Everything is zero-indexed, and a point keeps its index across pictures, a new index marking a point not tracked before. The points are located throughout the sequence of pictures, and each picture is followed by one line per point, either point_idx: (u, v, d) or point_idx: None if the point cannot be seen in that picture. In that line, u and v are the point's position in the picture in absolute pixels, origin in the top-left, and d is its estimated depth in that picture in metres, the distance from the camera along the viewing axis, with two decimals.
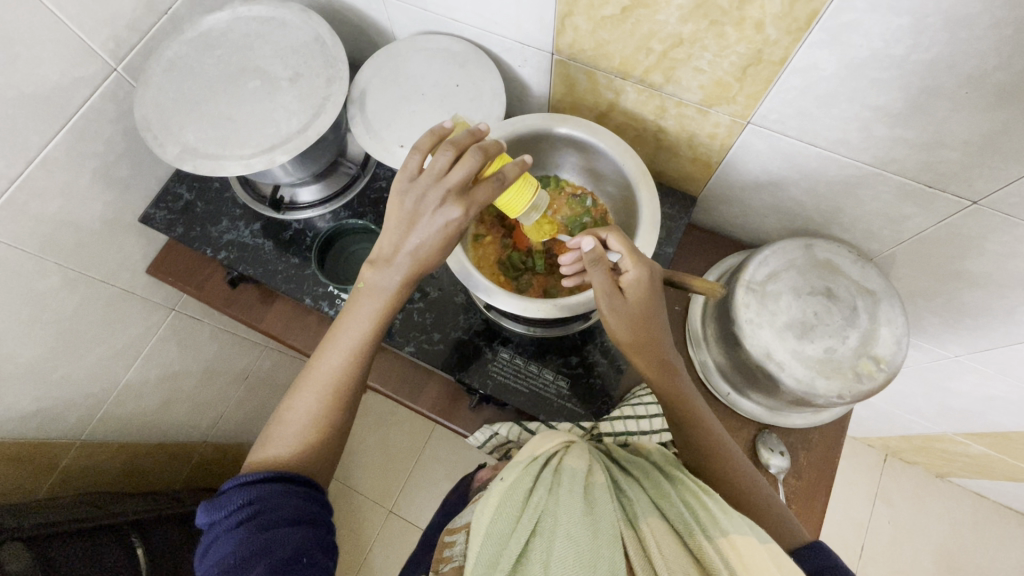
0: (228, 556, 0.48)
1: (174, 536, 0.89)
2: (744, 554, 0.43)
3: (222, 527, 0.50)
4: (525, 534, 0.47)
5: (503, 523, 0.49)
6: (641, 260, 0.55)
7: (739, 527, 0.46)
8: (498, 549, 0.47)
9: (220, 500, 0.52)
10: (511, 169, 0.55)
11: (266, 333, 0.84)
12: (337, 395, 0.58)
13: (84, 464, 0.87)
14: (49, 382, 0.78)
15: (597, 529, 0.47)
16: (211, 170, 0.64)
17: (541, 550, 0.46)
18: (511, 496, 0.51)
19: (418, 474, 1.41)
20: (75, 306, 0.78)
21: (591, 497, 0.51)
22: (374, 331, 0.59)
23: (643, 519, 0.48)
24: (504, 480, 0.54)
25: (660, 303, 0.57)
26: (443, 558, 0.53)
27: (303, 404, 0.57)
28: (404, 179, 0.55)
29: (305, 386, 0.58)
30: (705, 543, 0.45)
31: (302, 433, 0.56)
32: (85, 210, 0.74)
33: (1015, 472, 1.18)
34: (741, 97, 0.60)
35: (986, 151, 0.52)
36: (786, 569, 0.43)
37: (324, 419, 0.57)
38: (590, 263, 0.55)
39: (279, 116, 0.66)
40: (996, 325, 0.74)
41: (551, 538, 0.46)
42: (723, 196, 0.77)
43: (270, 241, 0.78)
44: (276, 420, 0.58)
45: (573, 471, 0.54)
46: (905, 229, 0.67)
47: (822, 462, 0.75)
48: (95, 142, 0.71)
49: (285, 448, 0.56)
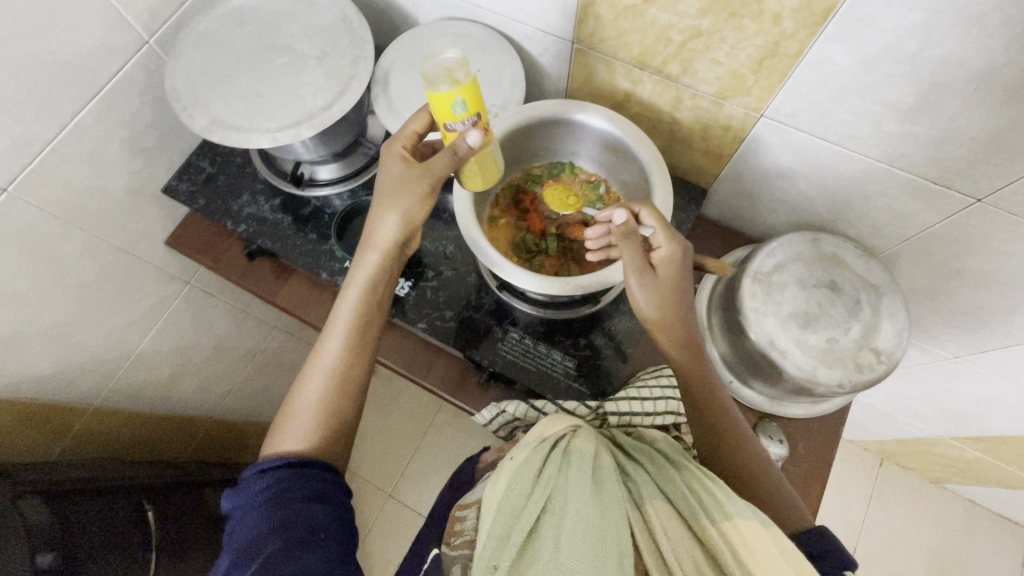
0: (250, 534, 0.50)
1: (182, 503, 0.91)
2: (747, 538, 0.45)
3: (246, 509, 0.52)
4: (535, 511, 0.49)
5: (514, 501, 0.50)
6: (674, 237, 0.59)
7: (741, 510, 0.47)
8: (509, 525, 0.48)
9: (244, 484, 0.54)
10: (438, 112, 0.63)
11: (281, 307, 0.85)
12: (343, 372, 0.59)
13: (97, 429, 0.89)
14: (68, 346, 0.80)
15: (606, 509, 0.48)
16: (237, 142, 0.65)
17: (551, 527, 0.47)
18: (521, 474, 0.53)
19: (419, 459, 1.43)
20: (97, 272, 0.80)
21: (599, 478, 0.52)
22: (369, 301, 0.62)
23: (650, 502, 0.50)
24: (514, 459, 0.55)
25: (688, 281, 0.59)
26: (455, 531, 0.57)
27: (312, 388, 0.59)
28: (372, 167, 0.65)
29: (312, 372, 0.60)
30: (709, 525, 0.46)
31: (313, 412, 0.58)
32: (111, 178, 0.76)
33: (1010, 479, 1.20)
34: (756, 90, 0.62)
35: (992, 149, 0.54)
36: (788, 555, 0.45)
37: (332, 395, 0.59)
38: (622, 236, 0.59)
39: (305, 92, 0.68)
40: (996, 325, 0.76)
41: (561, 515, 0.47)
42: (733, 189, 0.79)
43: (289, 216, 0.80)
44: (285, 414, 0.59)
45: (582, 453, 0.54)
46: (910, 226, 0.68)
47: (820, 453, 0.77)
48: (125, 112, 0.73)
49: (297, 434, 0.57)
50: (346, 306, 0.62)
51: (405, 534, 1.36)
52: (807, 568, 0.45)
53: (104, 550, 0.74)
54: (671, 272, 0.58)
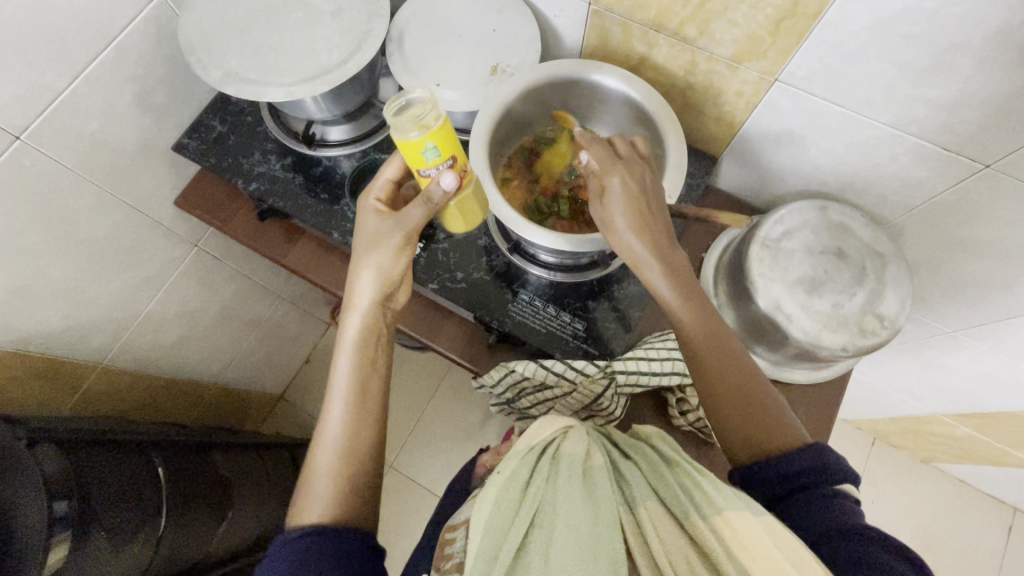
0: None
1: (190, 462, 0.92)
2: (736, 530, 0.44)
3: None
4: (523, 525, 0.49)
5: (503, 515, 0.50)
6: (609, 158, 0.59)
7: (730, 503, 0.46)
8: (498, 541, 0.48)
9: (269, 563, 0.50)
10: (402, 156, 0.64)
11: (290, 269, 0.86)
12: (352, 430, 0.56)
13: (104, 387, 0.89)
14: (78, 303, 0.80)
15: (597, 514, 0.48)
16: (252, 95, 0.65)
17: (540, 541, 0.47)
18: (509, 487, 0.52)
19: (420, 432, 1.44)
20: (107, 229, 0.80)
21: (590, 481, 0.52)
22: (361, 350, 0.59)
23: (642, 502, 0.49)
24: (501, 472, 0.55)
25: (658, 206, 0.58)
26: (444, 555, 0.53)
27: (324, 460, 0.56)
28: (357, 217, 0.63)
29: (320, 443, 0.57)
30: (699, 521, 0.46)
31: (329, 486, 0.54)
32: (122, 132, 0.75)
33: (999, 457, 1.22)
34: (772, 53, 0.62)
35: (1004, 111, 0.55)
36: (780, 539, 0.43)
37: (349, 460, 0.55)
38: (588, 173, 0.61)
39: (321, 48, 0.68)
40: (995, 297, 0.77)
41: (550, 527, 0.48)
42: (744, 158, 0.79)
43: (301, 175, 0.80)
44: (299, 492, 0.55)
45: (570, 457, 0.54)
46: (917, 195, 0.69)
47: (822, 418, 0.78)
48: (136, 64, 0.73)
49: (319, 507, 0.53)
50: (340, 369, 0.59)
51: (405, 504, 1.38)
52: (804, 556, 0.42)
53: (116, 501, 0.75)
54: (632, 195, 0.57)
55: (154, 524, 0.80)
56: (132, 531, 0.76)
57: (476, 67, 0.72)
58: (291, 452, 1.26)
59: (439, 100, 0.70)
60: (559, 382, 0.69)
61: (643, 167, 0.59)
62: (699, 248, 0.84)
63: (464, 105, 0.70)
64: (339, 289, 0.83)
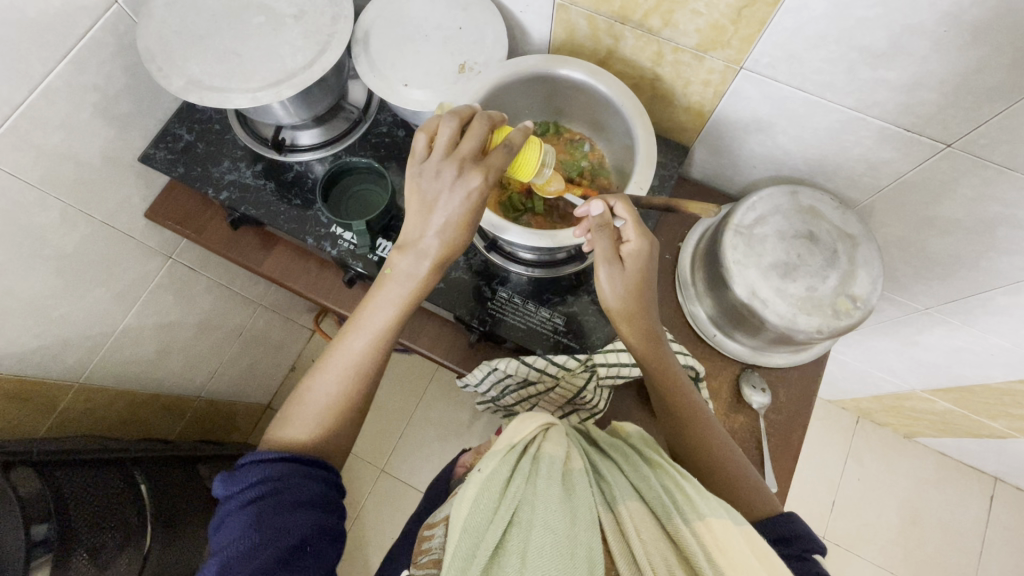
0: (241, 527, 0.50)
1: (172, 478, 0.91)
2: (718, 536, 0.46)
3: (240, 500, 0.52)
4: (501, 524, 0.47)
5: (481, 514, 0.48)
6: (644, 232, 0.61)
7: (713, 510, 0.48)
8: (477, 539, 0.47)
9: (242, 474, 0.54)
10: (516, 134, 0.58)
11: (266, 276, 0.85)
12: (360, 377, 0.60)
13: (82, 405, 0.88)
14: (49, 321, 0.78)
15: (575, 516, 0.47)
16: (216, 103, 0.65)
17: (518, 541, 0.46)
18: (489, 485, 0.51)
19: (410, 434, 1.44)
20: (76, 243, 0.78)
21: (570, 485, 0.52)
22: (399, 317, 0.61)
23: (623, 502, 0.50)
24: (482, 470, 0.54)
25: (653, 271, 0.64)
26: (421, 551, 0.53)
27: (324, 387, 0.59)
28: (417, 161, 0.58)
29: (326, 369, 0.60)
30: (682, 525, 0.47)
31: (323, 413, 0.59)
32: (85, 145, 0.74)
33: (977, 429, 1.25)
34: (735, 41, 0.62)
35: (961, 90, 0.56)
36: (759, 550, 0.46)
37: (348, 398, 0.60)
38: (595, 228, 0.61)
39: (285, 52, 0.68)
40: (964, 273, 0.79)
41: (529, 527, 0.46)
42: (715, 146, 0.80)
43: (273, 182, 0.79)
44: (294, 400, 0.60)
45: (551, 459, 0.53)
46: (883, 176, 0.71)
47: (801, 400, 0.79)
48: (95, 75, 0.71)
49: (308, 431, 0.58)
50: (370, 317, 0.61)
51: (398, 507, 1.37)
52: (777, 565, 0.45)
53: (97, 520, 0.74)
54: (638, 264, 0.62)
55: (139, 541, 0.79)
56: (117, 551, 0.76)
57: (444, 65, 0.72)
58: None
59: (408, 101, 0.70)
60: (542, 377, 0.70)
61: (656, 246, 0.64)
62: (676, 236, 0.85)
63: (432, 104, 0.70)
64: (318, 294, 0.83)
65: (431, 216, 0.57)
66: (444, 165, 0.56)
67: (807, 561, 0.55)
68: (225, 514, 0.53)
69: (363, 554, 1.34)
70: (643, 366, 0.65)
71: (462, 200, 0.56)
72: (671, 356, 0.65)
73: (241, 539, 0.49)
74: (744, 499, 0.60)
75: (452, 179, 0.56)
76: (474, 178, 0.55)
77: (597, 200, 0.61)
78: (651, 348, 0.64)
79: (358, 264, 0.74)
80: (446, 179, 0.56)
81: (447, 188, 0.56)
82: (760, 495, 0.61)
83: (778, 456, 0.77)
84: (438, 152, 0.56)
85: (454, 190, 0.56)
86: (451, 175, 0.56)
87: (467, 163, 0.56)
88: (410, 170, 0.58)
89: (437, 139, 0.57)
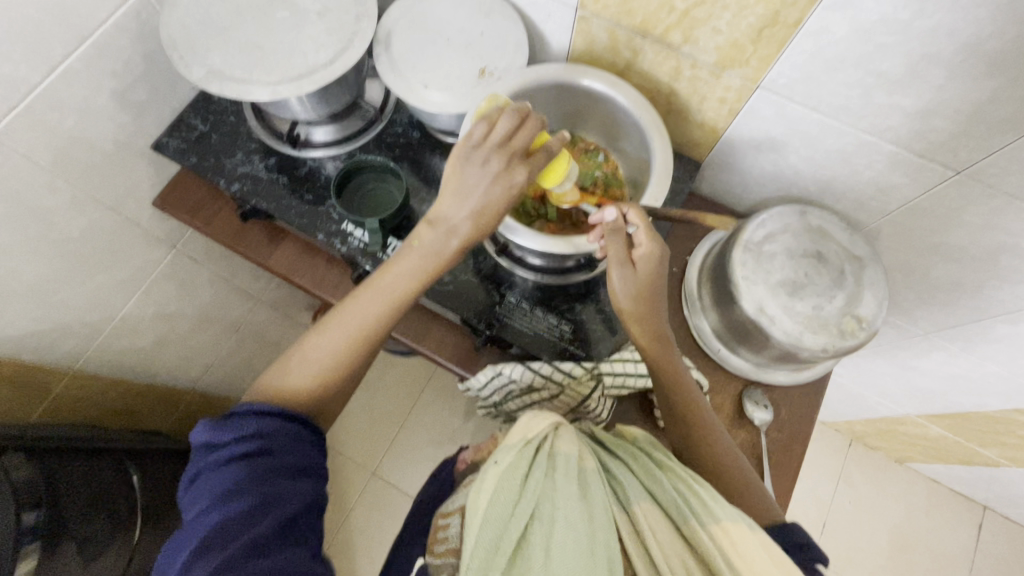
0: (230, 485, 0.48)
1: (162, 473, 0.90)
2: (736, 540, 0.46)
3: (228, 455, 0.50)
4: (523, 517, 0.48)
5: (502, 506, 0.49)
6: (655, 236, 0.61)
7: (730, 515, 0.48)
8: (498, 533, 0.47)
9: (231, 425, 0.52)
10: (557, 142, 0.61)
11: (272, 270, 0.84)
12: (365, 341, 0.60)
13: (76, 394, 0.85)
14: (49, 305, 0.77)
15: (592, 514, 0.47)
16: (236, 94, 0.65)
17: (540, 535, 0.46)
18: (508, 478, 0.51)
19: (403, 437, 1.43)
20: (82, 228, 0.77)
21: (585, 483, 0.51)
22: (415, 292, 0.61)
23: (636, 503, 0.50)
24: (499, 463, 0.53)
25: (664, 276, 0.63)
26: (438, 539, 0.54)
27: (329, 346, 0.59)
28: (467, 147, 0.58)
29: (332, 328, 0.59)
30: (699, 528, 0.47)
31: (322, 372, 0.58)
32: (99, 130, 0.74)
33: (970, 456, 1.26)
34: (754, 60, 0.63)
35: (974, 120, 0.57)
36: (775, 557, 0.46)
37: (348, 361, 0.59)
38: (608, 233, 0.62)
39: (307, 47, 0.68)
40: (965, 299, 0.80)
41: (551, 522, 0.47)
42: (726, 163, 0.81)
43: (285, 176, 0.79)
44: (295, 351, 0.59)
45: (567, 457, 0.53)
46: (891, 201, 0.72)
47: (801, 419, 0.79)
48: (114, 61, 0.71)
49: (304, 383, 0.57)
50: (385, 287, 0.60)
51: (388, 511, 1.36)
52: (794, 569, 0.46)
53: (88, 511, 0.74)
54: (651, 268, 0.62)
55: (127, 534, 0.79)
56: (105, 543, 0.76)
57: (464, 69, 0.72)
58: None
59: (427, 102, 0.70)
60: (547, 383, 0.70)
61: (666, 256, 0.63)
62: (684, 250, 0.85)
63: (451, 107, 0.70)
64: (323, 290, 0.82)
65: (465, 201, 0.58)
66: (492, 155, 0.57)
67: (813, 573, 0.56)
68: (208, 464, 0.50)
69: (352, 557, 1.32)
70: (649, 367, 0.65)
71: (502, 190, 0.57)
72: (679, 360, 0.65)
73: (235, 496, 0.48)
74: (750, 507, 0.60)
75: (498, 169, 0.57)
76: (519, 173, 0.57)
77: (611, 208, 0.62)
78: (659, 352, 0.63)
79: (368, 262, 0.74)
80: (491, 169, 0.57)
81: (490, 177, 0.57)
82: (762, 502, 0.61)
83: (778, 474, 0.77)
84: (491, 142, 0.57)
85: (498, 180, 0.57)
86: (497, 166, 0.57)
87: (515, 159, 0.58)
88: (456, 153, 0.59)
89: (492, 131, 0.58)
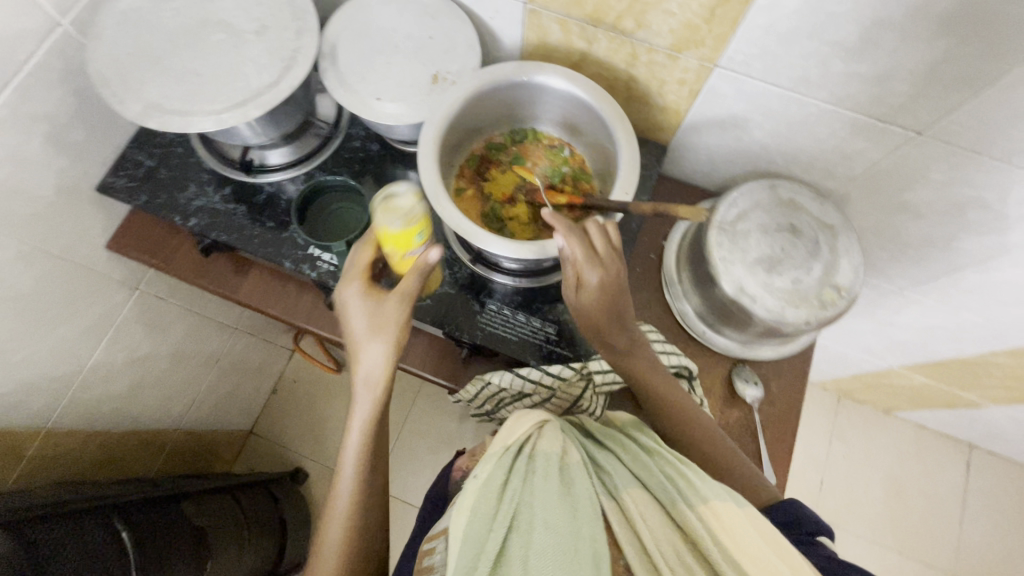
0: None
1: (157, 519, 0.87)
2: (724, 519, 0.46)
3: None
4: (505, 525, 0.46)
5: (483, 515, 0.47)
6: (599, 270, 0.60)
7: (716, 494, 0.48)
8: (479, 545, 0.45)
9: None
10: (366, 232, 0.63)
11: (243, 303, 0.81)
12: (355, 494, 0.60)
13: (51, 452, 0.83)
14: (9, 367, 0.73)
15: (577, 511, 0.46)
16: (179, 127, 0.61)
17: (522, 540, 0.45)
18: (485, 490, 0.50)
19: (399, 447, 1.41)
20: (33, 282, 0.73)
21: (568, 480, 0.50)
22: (370, 418, 0.61)
23: (625, 492, 0.49)
24: (477, 477, 0.52)
25: (621, 299, 0.62)
26: (423, 566, 0.52)
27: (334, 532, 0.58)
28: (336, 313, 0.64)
29: (331, 517, 0.60)
30: (685, 510, 0.47)
31: (337, 555, 0.57)
32: (37, 178, 0.70)
33: (952, 400, 1.29)
34: (709, 40, 0.62)
35: (930, 79, 0.57)
36: (763, 528, 0.46)
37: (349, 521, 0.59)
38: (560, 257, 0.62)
39: (249, 70, 0.65)
40: (936, 254, 0.81)
41: (531, 528, 0.45)
42: (691, 143, 0.80)
43: (243, 206, 0.75)
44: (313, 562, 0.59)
45: (547, 457, 0.52)
46: (857, 166, 0.72)
47: (791, 391, 0.80)
48: (43, 102, 0.67)
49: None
50: (350, 440, 0.61)
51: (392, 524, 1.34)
52: (783, 543, 0.46)
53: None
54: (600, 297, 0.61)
55: None
56: None
57: (415, 76, 0.70)
58: (270, 492, 1.20)
59: (382, 115, 0.68)
60: (537, 389, 0.69)
61: (620, 267, 0.61)
62: (660, 236, 0.85)
63: (407, 118, 0.68)
64: (300, 318, 0.80)
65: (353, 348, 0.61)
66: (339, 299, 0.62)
67: (810, 531, 0.57)
68: None
69: None
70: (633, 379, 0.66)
71: (354, 310, 0.61)
72: (665, 372, 0.66)
73: None
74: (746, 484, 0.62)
75: (343, 301, 0.61)
76: (349, 286, 0.61)
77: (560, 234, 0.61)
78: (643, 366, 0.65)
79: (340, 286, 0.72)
80: (343, 308, 0.62)
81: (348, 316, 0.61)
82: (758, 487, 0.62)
83: (774, 448, 0.78)
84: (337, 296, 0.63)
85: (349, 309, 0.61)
86: (343, 304, 0.62)
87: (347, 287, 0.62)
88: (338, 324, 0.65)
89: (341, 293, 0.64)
